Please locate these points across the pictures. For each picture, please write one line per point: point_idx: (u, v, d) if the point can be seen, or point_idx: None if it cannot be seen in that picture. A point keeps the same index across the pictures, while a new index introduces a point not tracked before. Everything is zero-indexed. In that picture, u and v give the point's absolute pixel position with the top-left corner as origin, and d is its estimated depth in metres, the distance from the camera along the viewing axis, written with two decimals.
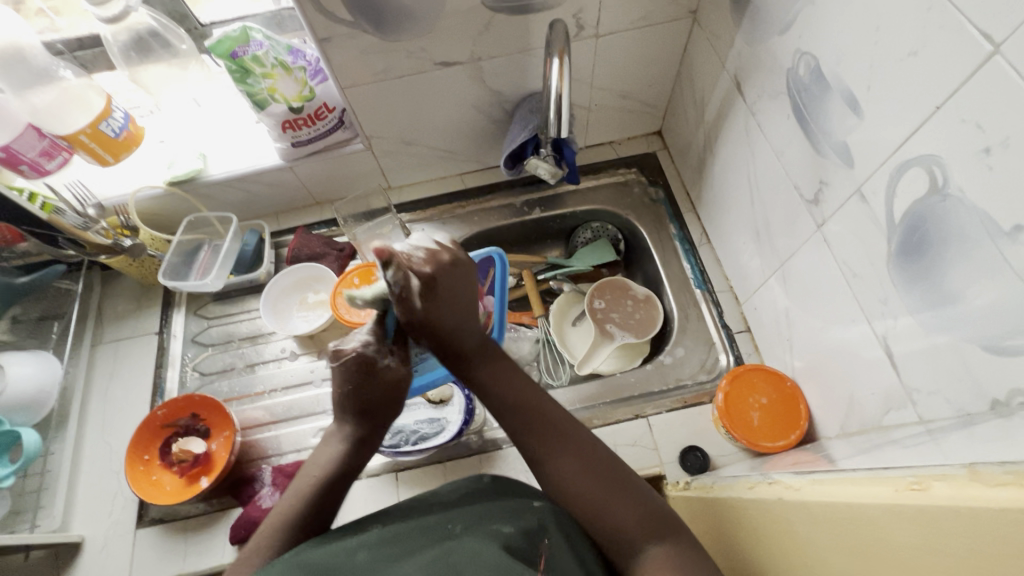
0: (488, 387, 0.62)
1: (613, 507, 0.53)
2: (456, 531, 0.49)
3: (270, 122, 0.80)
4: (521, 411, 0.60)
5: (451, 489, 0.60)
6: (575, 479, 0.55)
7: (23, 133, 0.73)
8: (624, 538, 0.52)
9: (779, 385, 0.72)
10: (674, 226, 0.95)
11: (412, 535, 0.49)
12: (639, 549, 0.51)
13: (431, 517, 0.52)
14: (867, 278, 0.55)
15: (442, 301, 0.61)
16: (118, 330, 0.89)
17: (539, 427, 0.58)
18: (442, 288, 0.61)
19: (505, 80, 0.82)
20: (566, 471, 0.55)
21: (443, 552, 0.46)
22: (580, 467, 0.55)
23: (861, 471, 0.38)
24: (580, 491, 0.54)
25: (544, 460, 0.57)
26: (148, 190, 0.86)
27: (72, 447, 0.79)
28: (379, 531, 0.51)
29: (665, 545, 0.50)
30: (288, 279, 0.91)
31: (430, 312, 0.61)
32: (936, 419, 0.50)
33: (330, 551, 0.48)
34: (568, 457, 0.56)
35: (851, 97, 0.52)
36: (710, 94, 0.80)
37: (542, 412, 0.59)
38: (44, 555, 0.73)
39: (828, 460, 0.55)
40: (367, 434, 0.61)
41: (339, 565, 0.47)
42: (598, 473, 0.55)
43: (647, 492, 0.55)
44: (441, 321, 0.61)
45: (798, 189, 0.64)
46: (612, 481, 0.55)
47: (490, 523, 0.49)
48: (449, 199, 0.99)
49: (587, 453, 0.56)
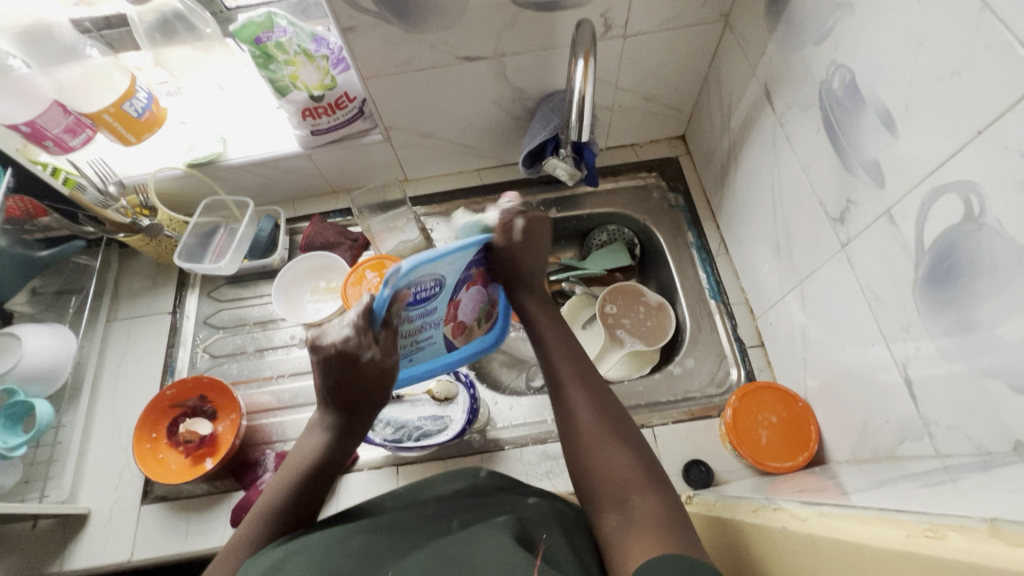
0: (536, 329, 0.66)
1: (611, 452, 0.53)
2: (456, 526, 0.48)
3: (290, 109, 0.80)
4: (557, 357, 0.63)
5: (449, 483, 0.60)
6: (585, 419, 0.56)
7: (49, 108, 0.73)
8: (612, 482, 0.51)
9: (789, 405, 0.71)
10: (692, 234, 0.93)
11: (416, 527, 0.49)
12: (623, 498, 0.49)
13: (432, 509, 0.52)
14: (889, 303, 0.54)
15: (532, 248, 0.68)
16: (133, 308, 0.91)
17: (568, 372, 0.61)
18: (531, 240, 0.68)
19: (528, 78, 0.80)
20: (580, 406, 0.58)
21: (447, 543, 0.45)
22: (595, 410, 0.57)
23: (870, 509, 0.37)
24: (587, 427, 0.56)
25: (564, 400, 0.60)
26: (168, 170, 0.86)
27: (83, 420, 0.81)
28: (379, 520, 0.51)
29: (652, 496, 0.49)
30: (300, 266, 0.91)
31: (518, 249, 0.66)
32: (953, 454, 0.48)
33: (330, 538, 0.48)
34: (585, 395, 0.59)
35: (886, 115, 0.50)
36: (738, 101, 0.78)
37: (578, 363, 0.62)
38: (52, 524, 0.75)
39: (838, 488, 0.53)
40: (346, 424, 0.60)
41: (337, 551, 0.46)
42: (611, 421, 0.56)
43: (648, 449, 0.55)
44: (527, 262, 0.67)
45: (823, 206, 0.62)
46: (619, 427, 0.55)
47: (491, 516, 0.48)
48: (465, 194, 0.98)
49: (608, 403, 0.58)
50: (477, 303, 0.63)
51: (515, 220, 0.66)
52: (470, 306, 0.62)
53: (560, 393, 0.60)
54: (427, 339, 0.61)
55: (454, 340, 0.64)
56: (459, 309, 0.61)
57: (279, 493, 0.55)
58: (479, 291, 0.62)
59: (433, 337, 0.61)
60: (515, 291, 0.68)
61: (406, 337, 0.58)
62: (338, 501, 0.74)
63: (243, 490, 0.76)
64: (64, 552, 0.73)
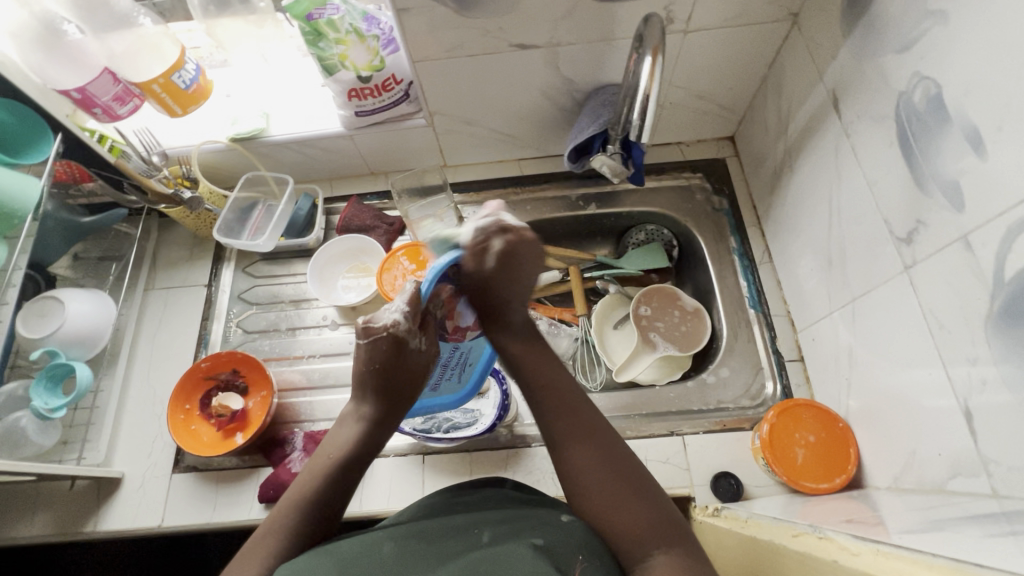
0: (524, 367, 0.61)
1: (624, 508, 0.51)
2: (485, 539, 0.47)
3: (336, 89, 0.79)
4: (550, 403, 0.58)
5: (477, 497, 0.57)
6: (590, 475, 0.53)
7: (99, 76, 0.73)
8: (629, 542, 0.49)
9: (829, 425, 0.69)
10: (735, 239, 0.90)
11: (443, 536, 0.48)
12: (642, 556, 0.48)
13: (461, 518, 0.50)
14: (955, 332, 0.51)
15: (517, 271, 0.61)
16: (170, 278, 0.92)
17: (563, 420, 0.57)
18: (504, 267, 0.60)
19: (580, 69, 0.78)
20: (584, 462, 0.54)
21: (475, 560, 0.44)
22: (599, 463, 0.53)
23: (939, 556, 0.36)
24: (594, 487, 0.52)
25: (562, 453, 0.55)
26: (210, 144, 0.86)
27: (120, 386, 0.83)
28: (407, 528, 0.50)
29: (672, 554, 0.48)
30: (337, 248, 0.91)
31: (496, 276, 0.59)
32: (1012, 496, 0.46)
33: (359, 546, 0.47)
34: (587, 448, 0.54)
35: (975, 135, 0.47)
36: (799, 105, 0.74)
37: (572, 405, 0.57)
38: (87, 486, 0.77)
39: (882, 519, 0.52)
40: (383, 413, 0.59)
41: (366, 560, 0.45)
42: (617, 472, 0.53)
43: (663, 498, 0.53)
44: (504, 295, 0.61)
45: (888, 225, 0.59)
46: (628, 482, 0.52)
47: (520, 533, 0.47)
48: (504, 184, 0.96)
49: (610, 453, 0.54)
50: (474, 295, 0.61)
51: (491, 241, 0.59)
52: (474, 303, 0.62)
53: (556, 444, 0.56)
54: (468, 352, 0.65)
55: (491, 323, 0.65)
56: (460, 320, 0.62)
57: (308, 499, 0.53)
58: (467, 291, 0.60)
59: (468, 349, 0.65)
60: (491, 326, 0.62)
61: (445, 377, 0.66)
62: (364, 485, 0.75)
63: (271, 467, 0.77)
64: (98, 513, 0.75)
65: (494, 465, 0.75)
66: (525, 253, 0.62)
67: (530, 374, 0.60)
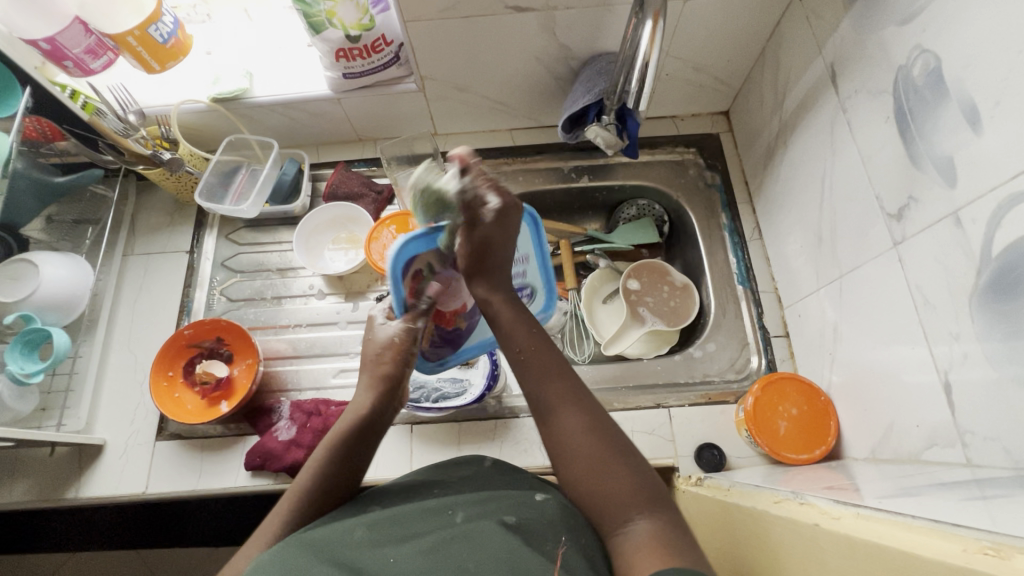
0: (505, 331, 0.57)
1: (609, 473, 0.49)
2: (458, 520, 0.47)
3: (323, 48, 0.76)
4: (533, 367, 0.55)
5: (451, 473, 0.57)
6: (573, 440, 0.50)
7: (70, 26, 0.70)
8: (611, 505, 0.47)
9: (811, 398, 0.70)
10: (726, 215, 0.90)
11: (413, 517, 0.48)
12: (624, 519, 0.46)
13: (431, 501, 0.50)
14: (941, 308, 0.52)
15: (506, 234, 0.58)
16: (150, 244, 0.89)
17: (546, 384, 0.53)
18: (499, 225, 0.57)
19: (577, 36, 0.76)
20: (566, 428, 0.51)
21: (450, 540, 0.44)
22: (584, 428, 0.50)
23: (918, 518, 0.37)
24: (576, 452, 0.50)
25: (548, 415, 0.53)
26: (190, 103, 0.83)
27: (100, 353, 0.81)
28: (379, 513, 0.49)
29: (653, 520, 0.46)
30: (323, 216, 0.89)
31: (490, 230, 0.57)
32: (986, 465, 0.47)
33: (329, 531, 0.46)
34: (569, 414, 0.51)
35: (972, 110, 0.47)
36: (797, 80, 0.73)
37: (555, 370, 0.54)
38: (68, 452, 0.76)
39: (859, 485, 0.53)
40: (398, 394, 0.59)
41: (338, 543, 0.44)
42: (603, 437, 0.50)
43: (646, 464, 0.50)
44: (488, 252, 0.58)
45: (880, 201, 0.60)
46: (611, 447, 0.50)
47: (494, 514, 0.47)
48: (496, 154, 0.94)
49: (594, 418, 0.52)
50: (443, 295, 0.62)
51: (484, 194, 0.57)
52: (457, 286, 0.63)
53: (541, 407, 0.53)
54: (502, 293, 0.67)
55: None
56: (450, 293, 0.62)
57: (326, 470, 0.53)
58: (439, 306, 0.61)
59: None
60: (473, 281, 0.59)
61: (536, 273, 0.69)
62: None
63: (257, 435, 0.77)
64: (80, 479, 0.74)
65: (482, 435, 0.76)
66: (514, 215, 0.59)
67: (510, 337, 0.57)
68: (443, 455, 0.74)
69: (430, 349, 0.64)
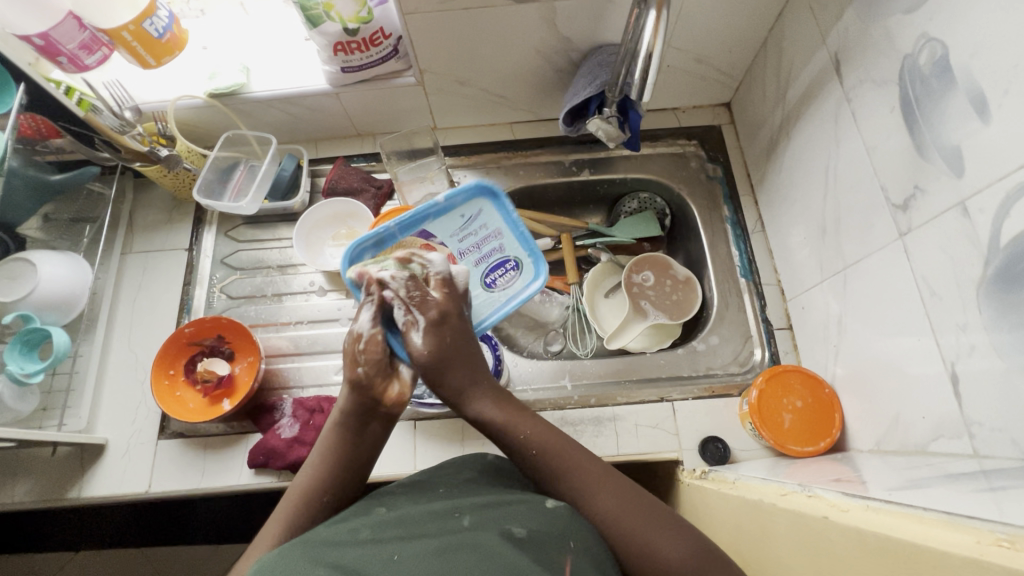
0: (513, 429, 0.57)
1: (654, 538, 0.49)
2: (465, 523, 0.46)
3: (320, 42, 0.75)
4: (554, 462, 0.55)
5: (453, 474, 0.57)
6: (622, 520, 0.50)
7: (64, 22, 0.69)
8: (666, 575, 0.47)
9: (815, 391, 0.70)
10: (728, 208, 0.90)
11: (421, 521, 0.47)
12: None
13: (440, 505, 0.49)
14: (947, 299, 0.52)
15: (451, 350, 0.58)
16: (149, 242, 0.88)
17: (578, 470, 0.54)
18: (438, 338, 0.58)
19: (578, 27, 0.75)
20: (610, 510, 0.51)
21: (454, 543, 0.43)
22: (625, 505, 0.51)
23: (929, 510, 0.37)
24: (627, 532, 0.49)
25: (589, 502, 0.52)
26: (187, 99, 0.82)
27: (100, 352, 0.80)
28: (382, 516, 0.48)
29: None
30: (323, 211, 0.88)
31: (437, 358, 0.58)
32: (993, 456, 0.47)
33: (334, 533, 0.46)
34: (609, 494, 0.52)
35: (980, 98, 0.47)
36: (800, 70, 0.73)
37: (579, 455, 0.55)
38: (70, 452, 0.75)
39: (866, 477, 0.53)
40: (370, 399, 0.58)
41: (342, 542, 0.44)
42: (645, 509, 0.51)
43: (688, 523, 0.51)
44: (450, 363, 0.58)
45: (885, 191, 0.59)
46: (653, 514, 0.51)
47: (501, 521, 0.46)
48: (496, 148, 0.94)
49: (631, 492, 0.53)
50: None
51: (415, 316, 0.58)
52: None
53: (579, 498, 0.52)
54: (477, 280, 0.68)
55: (445, 249, 0.66)
56: None
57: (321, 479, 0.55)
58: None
59: (453, 233, 0.66)
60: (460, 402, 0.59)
61: (514, 245, 0.68)
62: None
63: (260, 433, 0.76)
64: (81, 479, 0.74)
65: (486, 431, 0.76)
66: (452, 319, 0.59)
67: (524, 429, 0.57)
68: (447, 452, 0.74)
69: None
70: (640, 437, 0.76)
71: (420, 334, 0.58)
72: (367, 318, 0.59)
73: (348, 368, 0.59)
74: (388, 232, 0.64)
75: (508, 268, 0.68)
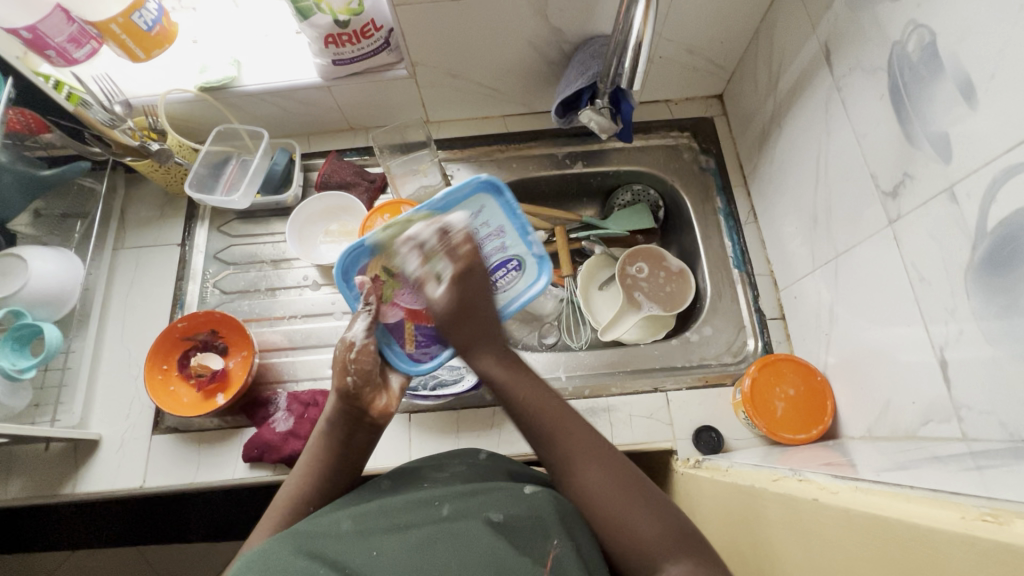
0: (501, 386, 0.56)
1: (635, 516, 0.47)
2: (445, 512, 0.45)
3: (311, 35, 0.74)
4: (551, 421, 0.53)
5: (444, 465, 0.57)
6: (599, 495, 0.48)
7: (51, 14, 0.68)
8: (640, 553, 0.46)
9: (808, 379, 0.71)
10: (721, 199, 0.90)
11: (401, 509, 0.46)
12: (654, 564, 0.45)
13: (422, 492, 0.49)
14: (935, 285, 0.52)
15: (474, 298, 0.59)
16: (141, 237, 0.88)
17: (564, 438, 0.52)
18: (460, 288, 0.59)
19: (570, 18, 0.75)
20: (591, 483, 0.49)
21: (434, 538, 0.43)
22: (608, 480, 0.49)
23: (916, 488, 0.37)
24: (602, 505, 0.48)
25: (569, 472, 0.51)
26: (178, 93, 0.82)
27: (92, 348, 0.80)
28: (365, 505, 0.48)
29: (687, 563, 0.44)
30: (316, 205, 0.88)
31: (460, 303, 0.58)
32: (981, 438, 0.48)
33: (315, 524, 0.45)
34: (591, 465, 0.50)
35: (967, 84, 0.47)
36: (790, 60, 0.73)
37: (568, 422, 0.53)
38: (63, 448, 0.75)
39: (856, 461, 0.54)
40: (357, 409, 0.57)
41: (324, 536, 0.43)
42: (628, 488, 0.49)
43: (672, 505, 0.49)
44: (480, 309, 0.59)
45: (874, 179, 0.59)
46: (636, 491, 0.49)
47: (480, 509, 0.45)
48: (489, 141, 0.94)
49: (615, 468, 0.50)
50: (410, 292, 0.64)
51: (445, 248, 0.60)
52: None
53: (562, 465, 0.51)
54: None
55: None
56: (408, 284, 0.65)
57: (308, 488, 0.54)
58: (409, 303, 0.64)
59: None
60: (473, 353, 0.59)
61: (516, 242, 0.68)
62: None
63: (254, 427, 0.76)
64: (75, 475, 0.74)
65: (481, 422, 0.76)
66: (475, 275, 0.60)
67: (512, 394, 0.55)
68: (441, 444, 0.74)
69: (415, 350, 0.65)
70: (634, 427, 0.76)
71: (442, 282, 0.59)
72: (360, 327, 0.61)
73: (336, 377, 0.58)
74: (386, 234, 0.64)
75: (510, 269, 0.68)
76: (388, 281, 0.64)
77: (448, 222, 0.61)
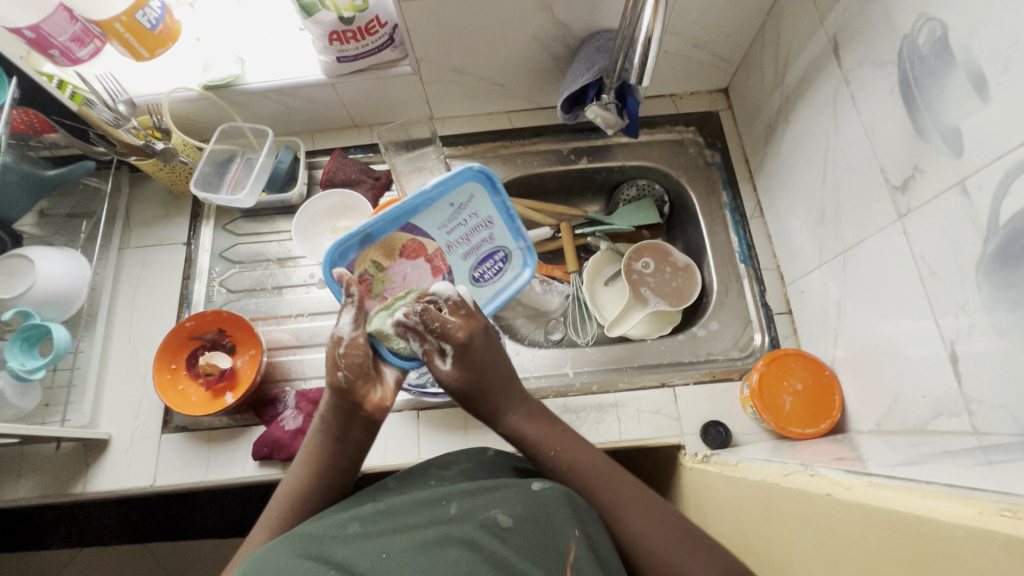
0: (532, 443, 0.58)
1: (681, 560, 0.49)
2: (452, 512, 0.46)
3: (316, 32, 0.74)
4: (591, 478, 0.55)
5: (453, 463, 0.57)
6: (649, 540, 0.51)
7: (54, 13, 0.68)
8: None
9: (815, 373, 0.71)
10: (727, 194, 0.90)
11: (410, 509, 0.47)
12: None
13: (427, 492, 0.49)
14: (947, 279, 0.52)
15: (489, 363, 0.60)
16: (146, 236, 0.88)
17: (603, 494, 0.54)
18: (467, 364, 0.59)
19: (575, 13, 0.74)
20: (640, 530, 0.51)
21: (441, 536, 0.43)
22: (655, 527, 0.51)
23: (932, 483, 0.37)
24: (655, 548, 0.50)
25: (613, 524, 0.52)
26: (182, 92, 0.81)
27: (100, 348, 0.80)
28: (371, 506, 0.48)
29: None
30: (321, 203, 0.87)
31: (479, 373, 0.59)
32: (992, 432, 0.48)
33: (321, 526, 0.45)
34: (638, 515, 0.52)
35: (979, 77, 0.47)
36: (797, 54, 0.72)
37: (602, 478, 0.55)
38: (73, 448, 0.75)
39: (866, 455, 0.54)
40: (352, 402, 0.57)
41: (330, 537, 0.44)
42: (679, 527, 0.52)
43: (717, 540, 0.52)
44: (497, 376, 0.60)
45: (884, 173, 0.59)
46: (682, 534, 0.51)
47: (486, 508, 0.46)
48: (493, 137, 0.93)
49: (665, 514, 0.53)
50: (400, 286, 0.64)
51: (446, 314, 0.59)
52: (414, 276, 0.64)
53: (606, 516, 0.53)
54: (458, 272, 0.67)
55: (433, 243, 0.64)
56: (402, 277, 0.64)
57: (306, 491, 0.54)
58: (399, 297, 0.64)
59: (441, 225, 0.64)
60: (499, 414, 0.59)
61: (502, 234, 0.68)
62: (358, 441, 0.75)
63: (263, 425, 0.76)
64: (85, 474, 0.74)
65: (488, 419, 0.76)
66: (485, 344, 0.60)
67: (544, 451, 0.57)
68: (449, 440, 0.75)
69: None
70: (641, 422, 0.76)
71: (446, 359, 0.59)
72: (348, 320, 0.58)
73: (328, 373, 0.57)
74: (374, 228, 0.60)
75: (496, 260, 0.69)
76: (376, 276, 0.63)
77: (433, 294, 0.60)
